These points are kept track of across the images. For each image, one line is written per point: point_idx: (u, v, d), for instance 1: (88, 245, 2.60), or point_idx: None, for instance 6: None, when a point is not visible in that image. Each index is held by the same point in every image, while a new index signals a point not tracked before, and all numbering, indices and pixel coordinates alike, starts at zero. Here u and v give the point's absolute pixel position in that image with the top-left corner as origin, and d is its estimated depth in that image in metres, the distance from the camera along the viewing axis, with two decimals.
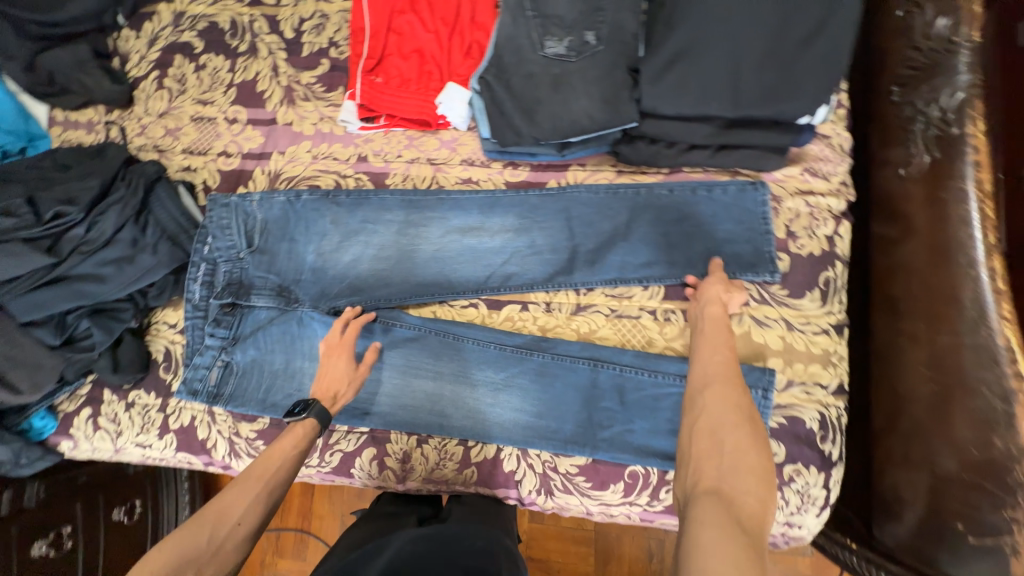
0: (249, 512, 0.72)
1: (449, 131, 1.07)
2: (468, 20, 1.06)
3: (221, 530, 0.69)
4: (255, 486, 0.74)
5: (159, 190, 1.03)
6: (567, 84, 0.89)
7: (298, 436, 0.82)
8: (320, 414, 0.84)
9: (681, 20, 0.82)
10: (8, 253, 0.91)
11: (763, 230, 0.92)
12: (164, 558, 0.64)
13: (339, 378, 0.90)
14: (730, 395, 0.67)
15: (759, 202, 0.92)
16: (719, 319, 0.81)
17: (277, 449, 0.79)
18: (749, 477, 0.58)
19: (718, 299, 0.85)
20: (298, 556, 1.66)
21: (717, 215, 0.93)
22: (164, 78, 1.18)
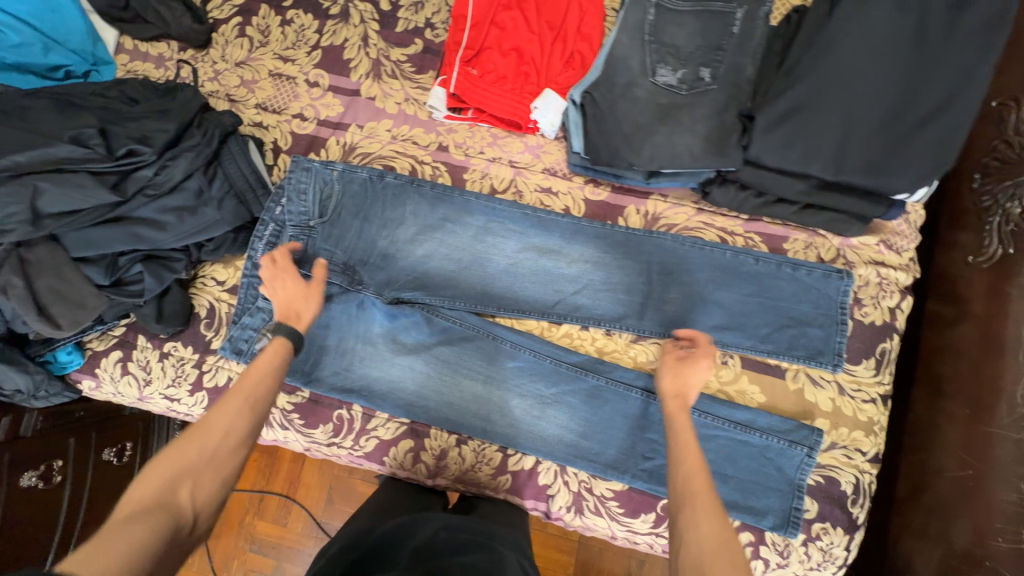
0: (235, 421, 0.67)
1: (536, 137, 1.05)
2: (574, 29, 1.05)
3: (212, 442, 0.64)
4: (237, 398, 0.69)
5: (233, 144, 1.00)
6: (675, 117, 0.89)
7: (276, 349, 0.77)
8: (288, 330, 0.80)
9: (802, 77, 0.82)
10: (72, 183, 0.86)
11: (839, 320, 0.93)
12: (158, 471, 0.60)
13: (294, 293, 0.85)
14: (711, 515, 0.59)
15: (840, 291, 0.93)
16: (682, 406, 0.75)
17: (257, 363, 0.74)
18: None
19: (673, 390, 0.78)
20: (279, 520, 1.59)
21: (795, 291, 0.95)
22: (246, 26, 1.14)
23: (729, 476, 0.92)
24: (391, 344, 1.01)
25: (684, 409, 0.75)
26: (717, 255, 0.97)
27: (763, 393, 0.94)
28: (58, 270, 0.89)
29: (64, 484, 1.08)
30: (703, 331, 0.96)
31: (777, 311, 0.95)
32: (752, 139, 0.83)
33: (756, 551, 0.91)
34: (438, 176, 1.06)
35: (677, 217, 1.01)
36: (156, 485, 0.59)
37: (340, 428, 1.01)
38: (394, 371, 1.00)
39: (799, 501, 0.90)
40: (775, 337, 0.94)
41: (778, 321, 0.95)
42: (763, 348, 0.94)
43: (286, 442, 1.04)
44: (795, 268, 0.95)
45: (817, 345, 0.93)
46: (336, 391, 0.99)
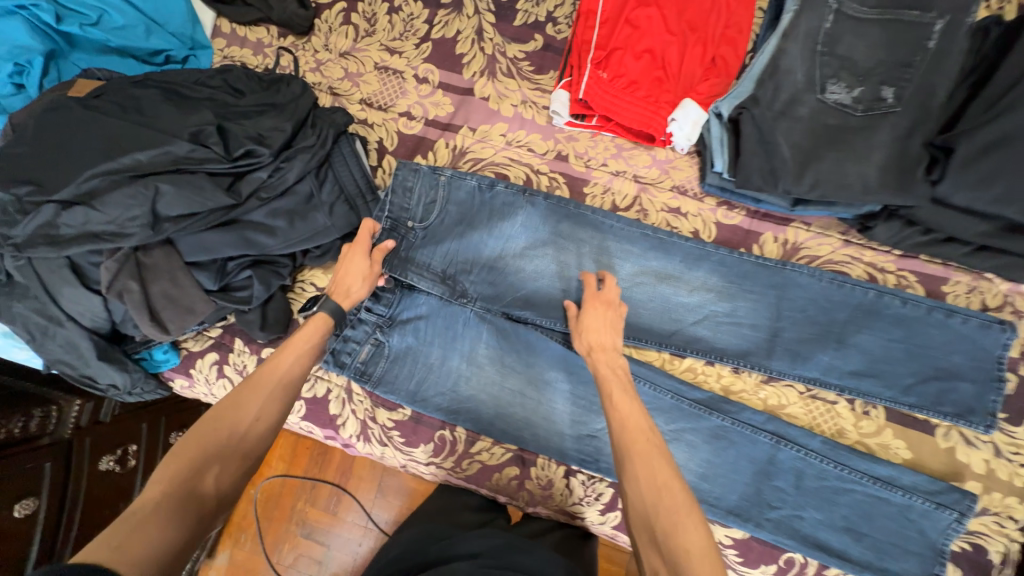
0: (268, 407, 0.68)
1: (665, 150, 0.97)
2: (718, 32, 0.93)
3: (241, 424, 0.65)
4: (269, 382, 0.70)
5: (344, 145, 0.94)
6: (847, 143, 0.80)
7: (314, 331, 0.77)
8: (334, 307, 0.80)
9: (1011, 109, 0.73)
10: (192, 185, 0.82)
11: (994, 377, 0.84)
12: (188, 451, 0.60)
13: (354, 273, 0.84)
14: (655, 464, 0.62)
15: (997, 346, 0.84)
16: (610, 355, 0.77)
17: (292, 345, 0.75)
18: (702, 561, 0.54)
19: (610, 325, 0.81)
20: (331, 508, 1.33)
21: (946, 344, 0.86)
22: (351, 13, 1.07)
23: (865, 535, 0.85)
24: (499, 367, 0.96)
25: (611, 356, 0.77)
26: (860, 293, 0.88)
27: (909, 449, 0.87)
28: (172, 274, 0.85)
29: (137, 469, 1.04)
30: (846, 375, 0.88)
31: (925, 361, 0.86)
32: (946, 175, 0.76)
33: None
34: (555, 187, 0.98)
35: (820, 248, 0.92)
36: (186, 465, 0.59)
37: (441, 449, 0.97)
38: (503, 396, 0.95)
39: (941, 569, 0.82)
40: (919, 389, 0.86)
41: (925, 372, 0.86)
42: (906, 400, 0.86)
43: (382, 457, 1.00)
44: (953, 315, 0.85)
45: (969, 401, 0.84)
46: (442, 412, 0.95)
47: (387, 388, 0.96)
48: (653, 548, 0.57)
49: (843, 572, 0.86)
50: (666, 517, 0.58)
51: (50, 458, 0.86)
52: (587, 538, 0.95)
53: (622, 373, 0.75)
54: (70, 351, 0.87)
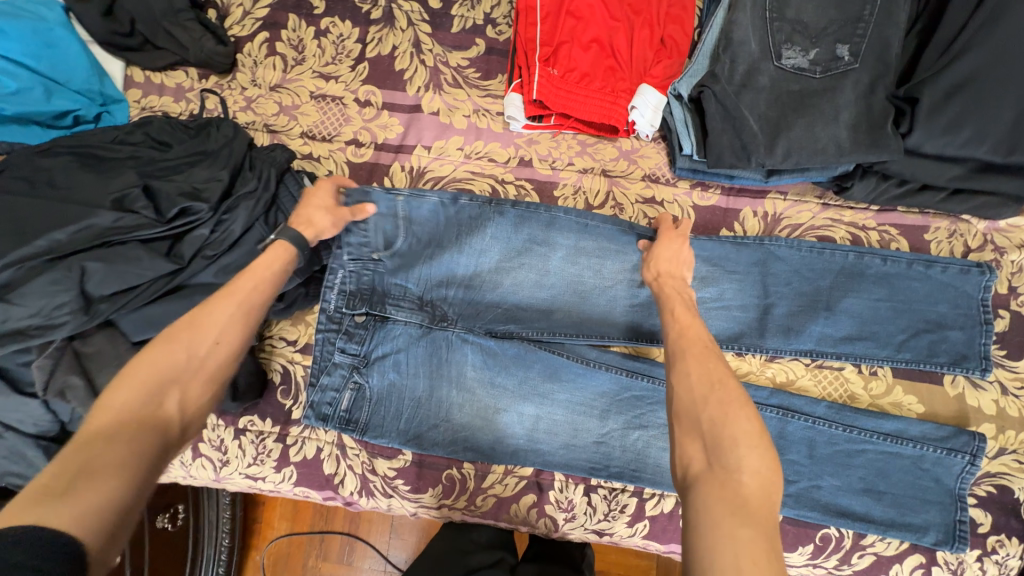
0: (227, 332, 0.65)
1: (630, 139, 0.93)
2: (662, 11, 0.90)
3: (200, 348, 0.62)
4: (229, 306, 0.66)
5: (290, 183, 0.86)
6: (813, 106, 0.78)
7: (274, 258, 0.74)
8: (295, 236, 0.77)
9: (965, 51, 0.73)
10: (125, 257, 0.74)
11: (981, 320, 0.84)
12: (141, 375, 0.58)
13: (315, 204, 0.81)
14: (710, 364, 0.60)
15: (981, 288, 0.84)
16: (677, 282, 0.77)
17: (249, 269, 0.70)
18: (750, 451, 0.52)
19: (671, 257, 0.80)
20: (346, 556, 1.24)
21: (932, 294, 0.85)
22: (275, 42, 0.99)
23: (884, 493, 0.84)
24: (491, 389, 0.89)
25: (678, 283, 0.77)
26: (840, 257, 0.87)
27: (921, 403, 0.86)
28: (120, 358, 0.75)
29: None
30: (847, 338, 0.86)
31: (919, 312, 0.85)
32: (916, 125, 0.74)
33: (928, 573, 0.84)
34: (524, 195, 0.93)
35: (800, 216, 0.90)
36: (141, 389, 0.57)
37: (451, 490, 0.90)
38: (502, 419, 0.89)
39: (963, 513, 0.82)
40: (912, 344, 0.85)
41: (914, 326, 0.85)
42: (902, 357, 0.85)
43: (390, 509, 0.93)
44: (930, 266, 0.85)
45: (960, 347, 0.84)
46: (439, 447, 0.88)
47: (378, 432, 0.88)
48: (692, 434, 0.55)
49: (879, 539, 0.84)
50: (715, 407, 0.55)
51: None
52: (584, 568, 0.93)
53: (687, 299, 0.74)
54: (15, 462, 0.77)
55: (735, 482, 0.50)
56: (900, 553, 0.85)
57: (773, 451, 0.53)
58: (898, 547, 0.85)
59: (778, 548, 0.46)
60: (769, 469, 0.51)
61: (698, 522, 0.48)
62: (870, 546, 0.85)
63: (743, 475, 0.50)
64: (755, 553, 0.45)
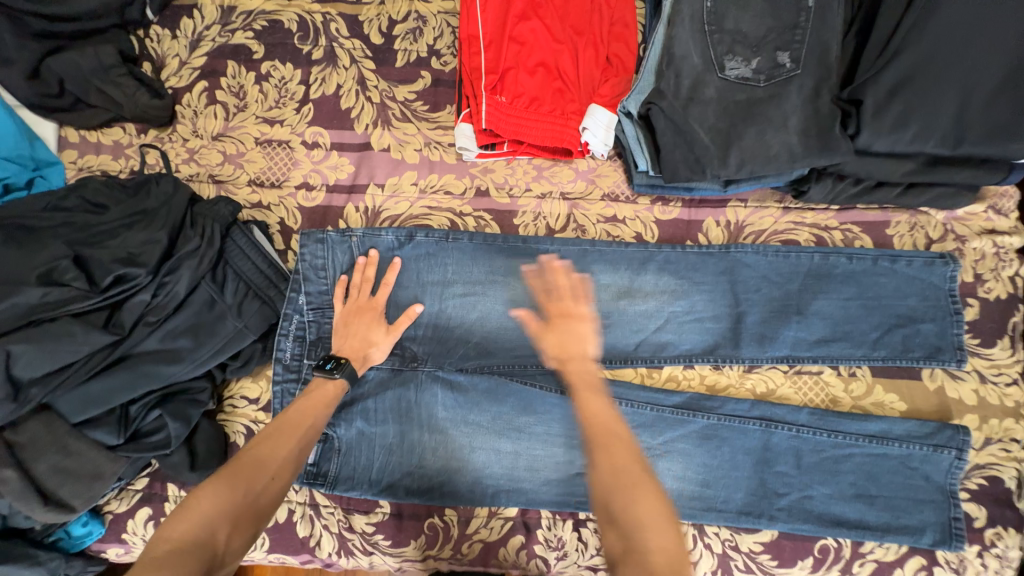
0: (285, 466, 0.63)
1: (586, 160, 0.92)
2: (605, 30, 0.90)
3: (259, 481, 0.60)
4: (289, 439, 0.66)
5: (237, 236, 0.83)
6: (760, 114, 0.78)
7: (320, 398, 0.73)
8: (351, 374, 0.77)
9: (902, 49, 0.73)
10: (56, 334, 0.69)
11: (952, 310, 0.83)
12: (204, 506, 0.55)
13: (584, 343, 0.70)
14: (614, 447, 0.59)
15: (947, 278, 0.84)
16: (581, 363, 0.69)
17: (310, 405, 0.71)
18: (655, 531, 0.52)
19: (554, 337, 0.72)
20: None
21: (900, 288, 0.84)
22: (215, 90, 0.96)
23: (876, 497, 0.82)
24: (464, 427, 0.85)
25: (581, 365, 0.69)
26: (805, 260, 0.86)
27: (903, 400, 0.85)
28: (60, 442, 0.71)
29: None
30: (822, 341, 0.85)
31: (890, 309, 0.84)
32: (862, 126, 0.74)
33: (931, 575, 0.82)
34: (484, 226, 0.91)
35: (762, 222, 0.89)
36: (199, 521, 0.53)
37: (435, 540, 0.86)
38: (477, 459, 0.85)
39: (957, 509, 0.80)
40: (886, 341, 0.84)
41: (886, 323, 0.84)
42: (879, 355, 0.83)
43: (372, 567, 0.88)
44: (894, 261, 0.84)
45: (933, 340, 0.83)
46: (414, 495, 0.84)
47: (349, 484, 0.84)
48: (609, 526, 0.54)
49: (878, 545, 0.82)
50: (625, 489, 0.55)
51: None
52: None
53: (592, 372, 0.68)
54: None
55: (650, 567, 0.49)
56: (900, 557, 0.82)
57: (677, 525, 0.54)
58: (897, 551, 0.82)
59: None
60: (675, 546, 0.51)
61: None
62: (870, 553, 0.82)
63: (652, 554, 0.50)
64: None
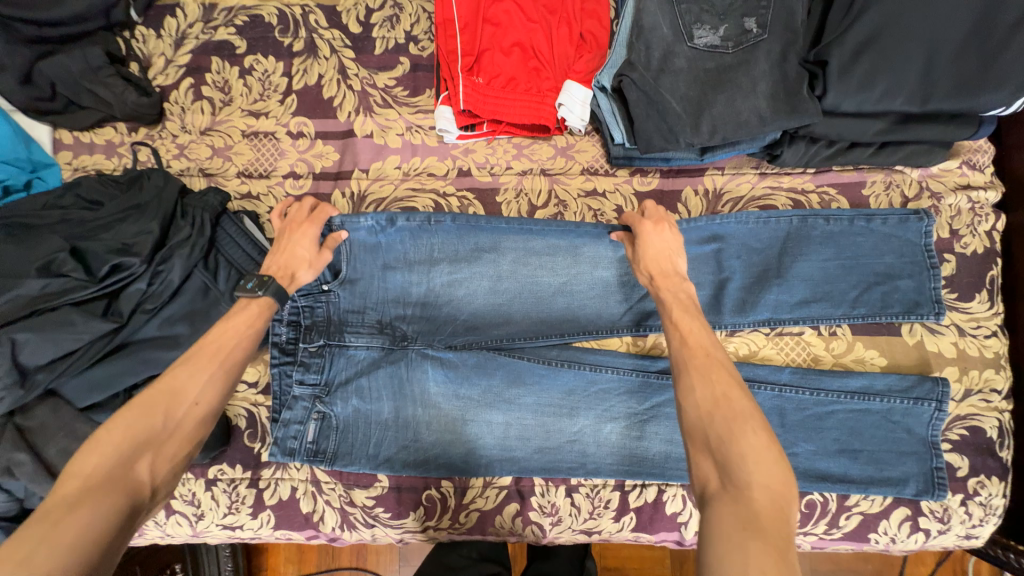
0: (206, 391, 0.62)
1: (564, 136, 0.94)
2: (577, 7, 0.91)
3: (177, 409, 0.60)
4: (208, 366, 0.64)
5: (228, 224, 0.85)
6: (731, 80, 0.79)
7: (255, 313, 0.71)
8: (277, 291, 0.73)
9: (867, 7, 0.74)
10: (57, 322, 0.72)
11: (927, 264, 0.84)
12: (117, 438, 0.56)
13: (668, 251, 0.77)
14: (714, 377, 0.60)
15: (922, 233, 0.84)
16: (674, 280, 0.74)
17: (231, 326, 0.68)
18: (759, 466, 0.52)
19: (665, 248, 0.77)
20: None
21: (875, 246, 0.85)
22: (201, 86, 0.98)
23: (859, 452, 0.84)
24: (456, 400, 0.88)
25: (674, 281, 0.74)
26: (782, 224, 0.86)
27: (883, 355, 0.86)
28: (67, 428, 0.73)
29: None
30: (804, 302, 0.85)
31: (868, 267, 0.85)
32: (828, 86, 0.74)
33: (915, 524, 0.84)
34: (467, 205, 0.93)
35: (740, 188, 0.90)
36: (113, 453, 0.54)
37: (433, 511, 0.89)
38: (470, 430, 0.88)
39: (939, 459, 0.82)
40: (865, 299, 0.84)
41: (865, 281, 0.84)
42: (856, 313, 0.84)
43: (376, 539, 0.92)
44: (869, 220, 0.85)
45: (911, 295, 0.83)
46: (410, 468, 0.87)
47: (347, 462, 0.86)
48: (704, 450, 0.55)
49: (863, 497, 0.85)
50: (723, 424, 0.56)
51: None
52: None
53: (687, 298, 0.71)
54: None
55: (747, 496, 0.50)
56: (886, 509, 0.85)
57: (785, 466, 0.53)
58: (882, 503, 0.85)
59: (793, 561, 0.46)
60: (780, 481, 0.52)
61: (710, 540, 0.48)
62: (855, 506, 0.85)
63: (753, 490, 0.50)
64: (765, 565, 0.45)
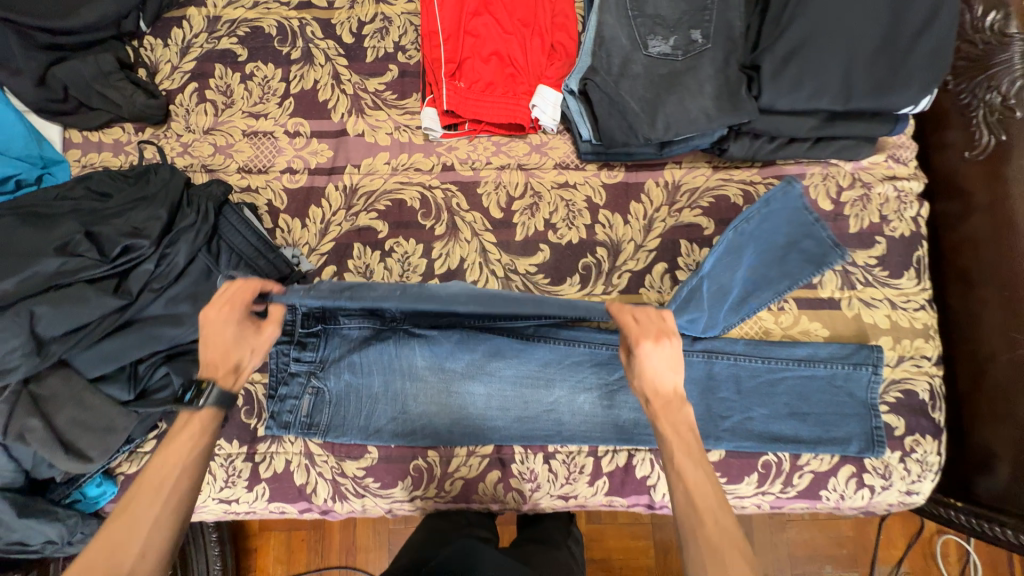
0: (155, 541, 0.59)
1: (539, 135, 1.04)
2: (548, 21, 1.02)
3: (123, 563, 0.56)
4: (152, 513, 0.60)
5: (229, 213, 0.92)
6: (681, 83, 0.90)
7: (193, 434, 0.67)
8: (219, 398, 0.70)
9: (793, 20, 0.86)
10: (73, 298, 0.78)
11: (813, 220, 0.80)
12: None
13: (669, 371, 0.67)
14: (724, 552, 0.56)
15: (799, 197, 0.80)
16: (673, 408, 0.66)
17: (173, 456, 0.64)
18: None
19: (659, 367, 0.67)
20: None
21: (773, 226, 0.82)
22: (204, 90, 1.07)
23: (808, 414, 0.92)
24: (440, 374, 0.95)
25: (674, 409, 0.66)
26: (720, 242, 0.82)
27: (825, 327, 0.96)
28: (78, 397, 0.80)
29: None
30: (742, 301, 0.88)
31: (775, 248, 0.84)
32: (763, 88, 0.86)
33: (861, 481, 0.92)
34: (451, 197, 1.02)
35: (696, 180, 1.01)
36: None
37: (420, 480, 0.95)
38: (455, 401, 0.95)
39: (877, 419, 0.91)
40: (789, 271, 0.85)
41: (777, 259, 0.85)
42: (784, 287, 0.86)
43: (366, 510, 0.97)
44: (765, 205, 0.80)
45: (815, 252, 0.81)
46: (399, 438, 0.94)
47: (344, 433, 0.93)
48: None
49: (813, 457, 0.93)
50: None
51: None
52: (557, 547, 0.97)
53: (688, 432, 0.64)
54: None
55: None
56: (834, 467, 0.93)
57: None
58: (831, 461, 0.93)
59: None
60: None
61: None
62: (807, 465, 0.93)
63: None
64: None
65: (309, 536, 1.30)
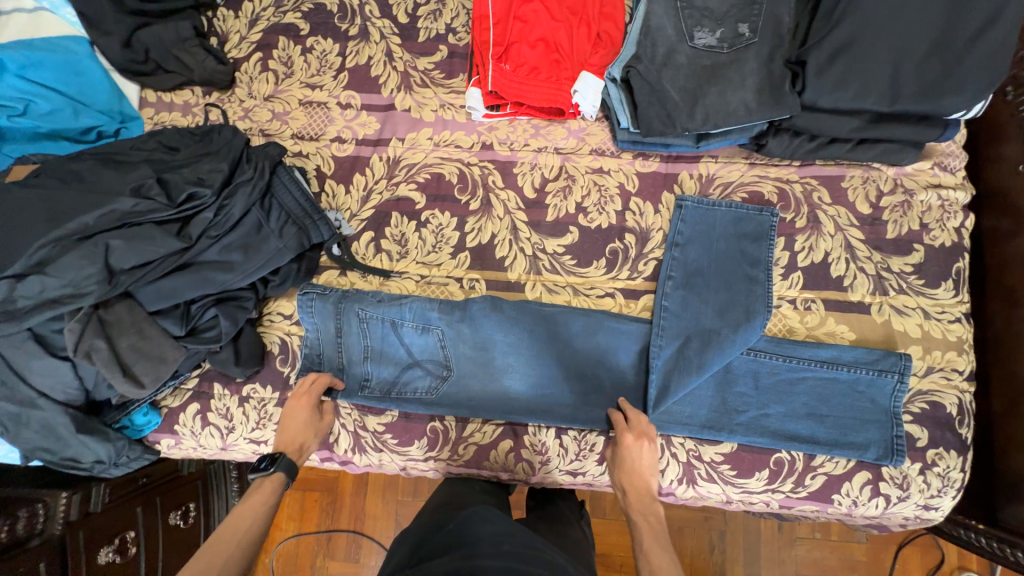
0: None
1: (577, 121, 1.07)
2: (596, 11, 1.04)
3: None
4: (225, 553, 0.71)
5: (282, 174, 0.99)
6: (724, 76, 0.92)
7: (263, 494, 0.80)
8: (288, 465, 0.83)
9: (845, 16, 0.85)
10: (141, 236, 0.86)
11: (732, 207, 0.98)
12: None
13: (647, 471, 0.85)
14: None
15: (700, 205, 0.99)
16: (645, 502, 0.82)
17: (246, 509, 0.77)
18: None
19: (637, 463, 0.85)
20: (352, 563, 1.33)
21: (711, 232, 0.98)
22: (268, 60, 1.14)
23: (826, 416, 0.92)
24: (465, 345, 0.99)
25: (646, 503, 0.82)
26: (677, 292, 0.96)
27: (852, 330, 0.95)
28: (138, 326, 0.88)
29: (138, 557, 1.01)
30: (737, 329, 0.92)
31: (731, 250, 0.97)
32: (807, 84, 0.87)
33: (876, 489, 0.90)
34: (488, 174, 1.05)
35: (731, 174, 1.01)
36: None
37: (436, 441, 0.99)
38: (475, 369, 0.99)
39: (899, 428, 0.90)
40: (753, 268, 0.96)
41: (736, 264, 0.96)
42: (762, 272, 0.95)
43: (382, 465, 1.02)
44: (679, 230, 0.98)
45: (751, 232, 0.97)
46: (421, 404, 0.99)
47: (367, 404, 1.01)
48: None
49: (828, 459, 0.92)
50: None
51: (43, 557, 0.83)
52: (564, 524, 0.99)
53: (656, 523, 0.79)
54: (48, 434, 0.86)
55: None
56: (848, 472, 0.91)
57: None
58: (846, 466, 0.91)
59: None
60: None
61: None
62: (821, 467, 0.92)
63: None
64: None
65: (323, 497, 1.37)
